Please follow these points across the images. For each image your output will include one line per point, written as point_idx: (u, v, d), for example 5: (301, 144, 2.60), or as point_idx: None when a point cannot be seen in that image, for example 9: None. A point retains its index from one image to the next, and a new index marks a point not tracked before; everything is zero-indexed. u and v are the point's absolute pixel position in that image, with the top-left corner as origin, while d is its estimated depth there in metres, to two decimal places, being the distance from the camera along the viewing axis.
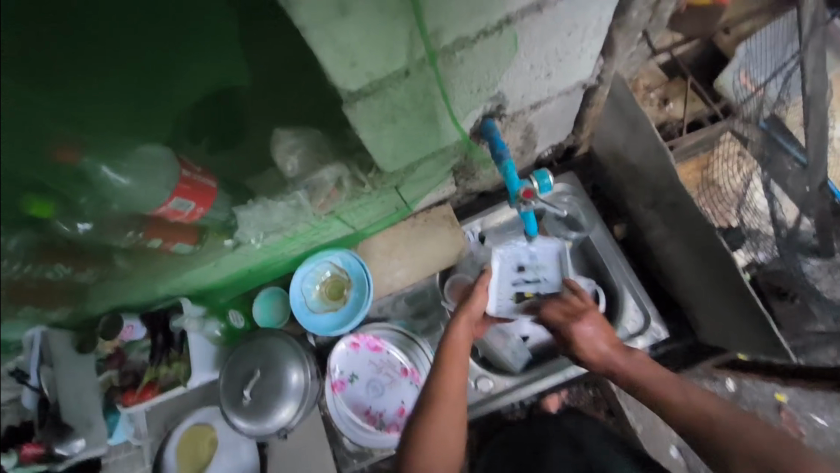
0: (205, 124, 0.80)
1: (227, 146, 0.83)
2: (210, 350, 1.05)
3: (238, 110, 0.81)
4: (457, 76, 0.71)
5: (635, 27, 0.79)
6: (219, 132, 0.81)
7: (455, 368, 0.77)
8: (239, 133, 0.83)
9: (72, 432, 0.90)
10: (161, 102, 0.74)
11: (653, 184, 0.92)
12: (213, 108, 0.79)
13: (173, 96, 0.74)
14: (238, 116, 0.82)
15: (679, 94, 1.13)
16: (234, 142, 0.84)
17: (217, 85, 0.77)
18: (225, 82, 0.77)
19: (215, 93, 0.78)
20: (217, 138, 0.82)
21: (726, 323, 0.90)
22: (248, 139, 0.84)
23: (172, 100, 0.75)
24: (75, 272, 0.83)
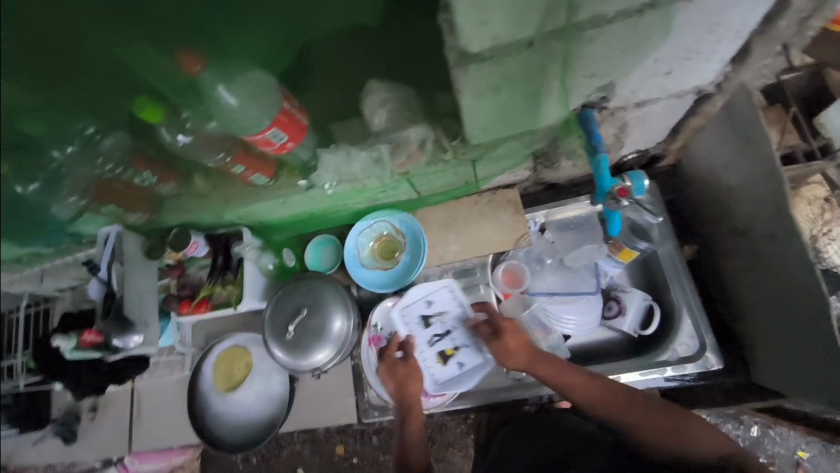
0: (286, 68, 0.82)
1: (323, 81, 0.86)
2: (259, 280, 1.08)
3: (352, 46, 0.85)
4: (579, 55, 0.67)
5: (779, 38, 0.72)
6: (297, 79, 0.85)
7: (413, 424, 0.93)
8: (310, 82, 0.86)
9: (131, 327, 0.94)
10: (247, 39, 0.76)
11: (750, 210, 0.86)
12: (293, 60, 0.83)
13: (257, 45, 0.77)
14: (314, 68, 0.86)
15: (777, 122, 1.02)
16: (302, 89, 0.86)
17: (302, 36, 0.81)
18: (314, 31, 0.82)
19: (298, 45, 0.82)
20: (293, 83, 0.85)
21: (791, 369, 0.85)
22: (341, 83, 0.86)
23: (252, 38, 0.77)
24: (159, 182, 0.89)
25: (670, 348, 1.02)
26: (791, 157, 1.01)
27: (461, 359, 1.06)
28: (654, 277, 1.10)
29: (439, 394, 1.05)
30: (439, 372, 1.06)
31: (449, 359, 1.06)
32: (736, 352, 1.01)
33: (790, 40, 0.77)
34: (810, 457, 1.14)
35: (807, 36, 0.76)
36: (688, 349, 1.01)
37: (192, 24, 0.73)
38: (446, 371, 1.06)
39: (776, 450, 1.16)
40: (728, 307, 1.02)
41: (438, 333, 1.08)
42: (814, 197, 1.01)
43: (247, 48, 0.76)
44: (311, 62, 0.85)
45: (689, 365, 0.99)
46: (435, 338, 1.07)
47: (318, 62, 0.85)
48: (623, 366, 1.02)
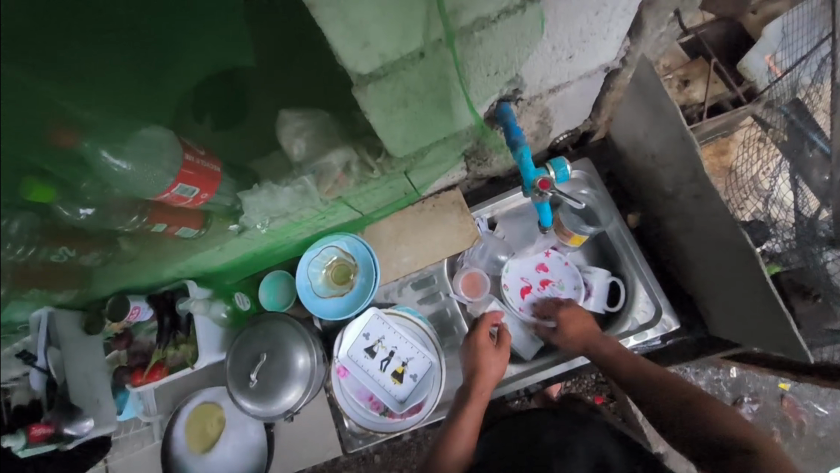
0: (212, 99, 0.81)
1: (230, 124, 0.83)
2: (215, 332, 1.05)
3: (242, 90, 0.83)
4: (475, 58, 0.66)
5: (668, 5, 0.74)
6: (225, 109, 0.82)
7: (474, 408, 0.91)
8: (243, 111, 0.83)
9: (81, 412, 0.91)
10: (159, 84, 0.75)
11: (674, 175, 0.88)
12: (220, 92, 0.82)
13: (177, 80, 0.78)
14: (243, 95, 0.83)
15: (701, 76, 1.06)
16: (237, 121, 0.83)
17: (217, 65, 0.81)
18: (233, 62, 0.81)
19: (215, 72, 0.81)
20: (225, 114, 0.82)
21: (740, 318, 0.88)
22: (251, 118, 0.84)
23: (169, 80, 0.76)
24: (79, 255, 0.79)
25: (630, 318, 1.04)
26: (719, 108, 1.05)
27: (416, 374, 1.04)
28: (605, 250, 1.12)
29: (415, 414, 1.03)
30: (397, 390, 1.05)
31: (402, 377, 1.05)
32: (691, 309, 1.05)
33: (679, 5, 0.78)
34: (793, 389, 1.21)
35: None
36: (646, 315, 1.03)
37: (118, 78, 0.69)
38: (405, 388, 1.04)
39: (758, 387, 1.22)
40: (677, 268, 1.05)
41: (385, 356, 1.06)
42: (746, 140, 1.01)
43: (166, 90, 0.76)
44: (239, 90, 0.83)
45: (649, 331, 1.02)
46: (384, 362, 1.06)
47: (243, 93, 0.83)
48: None
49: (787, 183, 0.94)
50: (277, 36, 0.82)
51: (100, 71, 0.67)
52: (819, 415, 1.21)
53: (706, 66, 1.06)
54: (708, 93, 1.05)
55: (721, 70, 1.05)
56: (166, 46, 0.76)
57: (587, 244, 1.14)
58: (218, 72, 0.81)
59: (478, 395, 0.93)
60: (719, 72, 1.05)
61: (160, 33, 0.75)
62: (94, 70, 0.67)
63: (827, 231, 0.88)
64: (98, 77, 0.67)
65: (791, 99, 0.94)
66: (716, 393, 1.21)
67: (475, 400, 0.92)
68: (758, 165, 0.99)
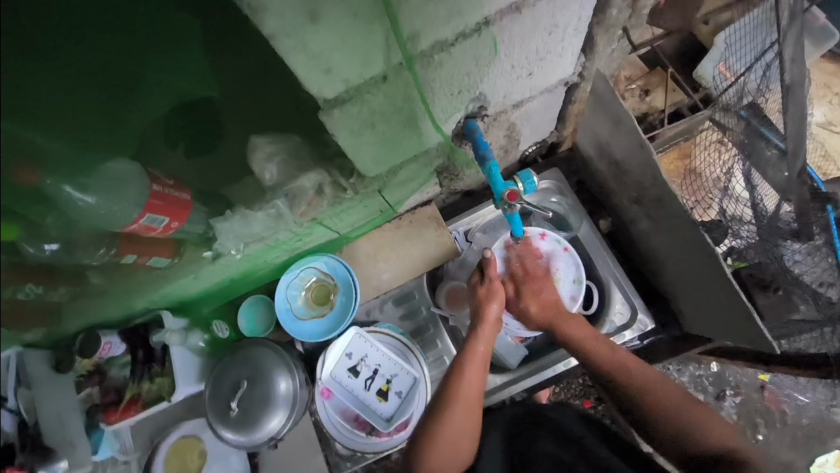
0: (183, 128, 0.79)
1: (205, 151, 0.82)
2: (193, 361, 1.04)
3: (215, 120, 0.81)
4: (438, 79, 0.69)
5: (616, 23, 0.78)
6: (196, 137, 0.80)
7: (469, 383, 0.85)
8: (215, 138, 0.82)
9: (54, 454, 0.88)
10: (126, 115, 0.70)
11: (637, 180, 0.92)
12: (189, 124, 0.79)
13: (147, 114, 0.73)
14: (213, 123, 0.81)
15: (660, 84, 1.15)
16: (210, 149, 0.82)
17: (185, 97, 0.76)
18: (200, 93, 0.78)
19: (183, 103, 0.77)
20: (194, 142, 0.80)
21: (709, 315, 0.91)
22: (223, 146, 0.83)
23: (138, 114, 0.72)
24: (47, 292, 0.77)
25: (607, 321, 1.07)
26: (678, 114, 1.13)
27: (401, 390, 1.03)
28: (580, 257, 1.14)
29: (402, 431, 1.02)
30: (383, 409, 1.03)
31: (388, 395, 1.03)
32: (665, 308, 1.08)
33: (627, 22, 0.83)
34: (771, 380, 1.25)
35: (642, 15, 0.83)
36: (623, 317, 1.06)
37: (85, 117, 0.65)
38: (390, 406, 1.03)
39: (739, 380, 1.26)
40: (648, 269, 1.08)
41: (369, 375, 1.04)
42: (706, 143, 1.08)
43: (139, 122, 0.72)
44: (211, 120, 0.81)
45: (627, 332, 1.05)
46: (369, 381, 1.04)
47: (215, 122, 0.81)
48: (568, 350, 1.10)
49: (741, 181, 0.98)
50: (248, 68, 0.79)
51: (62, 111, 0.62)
52: (799, 404, 1.25)
53: (664, 75, 1.15)
54: (668, 100, 1.13)
55: (677, 79, 1.14)
56: (132, 75, 0.70)
57: None
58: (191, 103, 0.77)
59: (473, 373, 0.85)
60: (677, 81, 1.14)
61: (120, 65, 0.68)
62: (57, 117, 0.62)
63: (791, 225, 0.87)
64: (60, 120, 0.62)
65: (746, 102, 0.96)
66: (699, 388, 1.25)
67: (472, 373, 0.85)
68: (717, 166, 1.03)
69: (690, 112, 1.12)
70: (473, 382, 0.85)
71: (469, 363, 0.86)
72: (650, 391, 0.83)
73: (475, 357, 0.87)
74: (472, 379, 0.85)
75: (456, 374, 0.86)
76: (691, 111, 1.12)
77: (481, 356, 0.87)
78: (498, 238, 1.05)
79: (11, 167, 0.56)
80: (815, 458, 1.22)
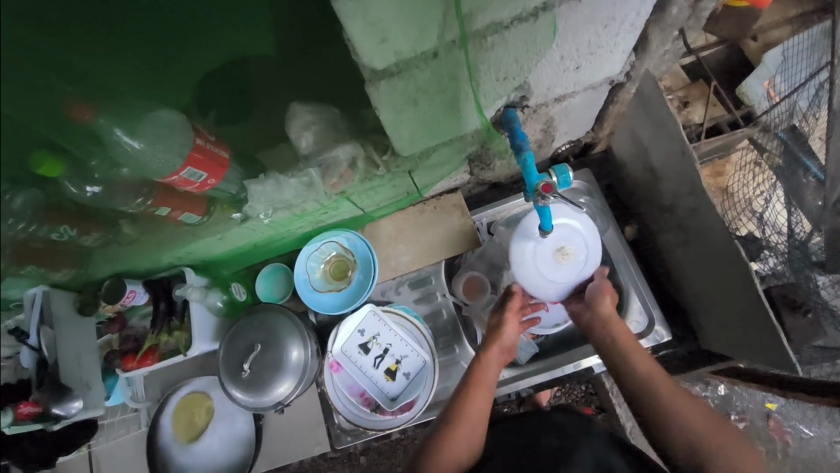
0: (220, 87, 0.84)
1: (242, 118, 0.85)
2: (209, 321, 1.05)
3: (249, 80, 0.86)
4: (486, 62, 0.68)
5: (673, 23, 0.77)
6: (232, 101, 0.85)
7: (479, 400, 0.87)
8: (247, 103, 0.86)
9: (70, 393, 0.89)
10: (174, 73, 0.81)
11: (673, 187, 0.90)
12: (227, 82, 0.85)
13: (190, 64, 0.82)
14: (249, 89, 0.86)
15: (701, 98, 1.08)
16: (243, 117, 0.85)
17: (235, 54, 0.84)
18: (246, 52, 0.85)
19: (226, 61, 0.84)
20: (229, 103, 0.85)
21: (730, 332, 0.90)
22: (258, 111, 0.86)
23: (190, 63, 0.82)
24: (80, 236, 0.80)
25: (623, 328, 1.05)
26: (717, 129, 1.07)
27: (409, 371, 1.04)
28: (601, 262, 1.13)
29: (407, 412, 1.02)
30: (389, 388, 1.04)
31: (395, 375, 1.05)
32: (683, 322, 1.06)
33: (684, 24, 0.81)
34: (778, 409, 1.22)
35: (700, 17, 0.82)
36: (639, 326, 1.04)
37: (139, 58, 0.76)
38: (397, 385, 1.04)
39: (745, 406, 1.23)
40: (671, 281, 1.06)
41: (379, 354, 1.06)
42: (742, 162, 1.05)
43: (183, 69, 0.81)
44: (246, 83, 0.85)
45: (642, 342, 1.03)
46: (378, 359, 1.05)
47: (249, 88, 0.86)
48: (579, 353, 1.09)
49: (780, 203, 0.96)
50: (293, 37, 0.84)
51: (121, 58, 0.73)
52: (804, 437, 1.21)
53: (707, 88, 1.09)
54: (707, 114, 1.07)
55: (720, 94, 1.08)
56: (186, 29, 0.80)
57: None
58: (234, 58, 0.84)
59: (482, 392, 0.88)
60: (719, 95, 1.08)
61: (179, 15, 0.78)
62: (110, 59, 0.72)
63: (818, 254, 0.89)
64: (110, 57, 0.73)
65: (788, 125, 0.96)
66: None
67: (480, 393, 0.88)
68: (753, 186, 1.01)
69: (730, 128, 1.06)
70: (477, 405, 0.87)
71: (474, 387, 0.88)
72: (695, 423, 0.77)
73: (482, 381, 0.89)
74: (475, 400, 0.87)
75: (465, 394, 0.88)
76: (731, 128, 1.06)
77: (485, 384, 0.89)
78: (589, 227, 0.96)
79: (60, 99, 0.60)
80: None
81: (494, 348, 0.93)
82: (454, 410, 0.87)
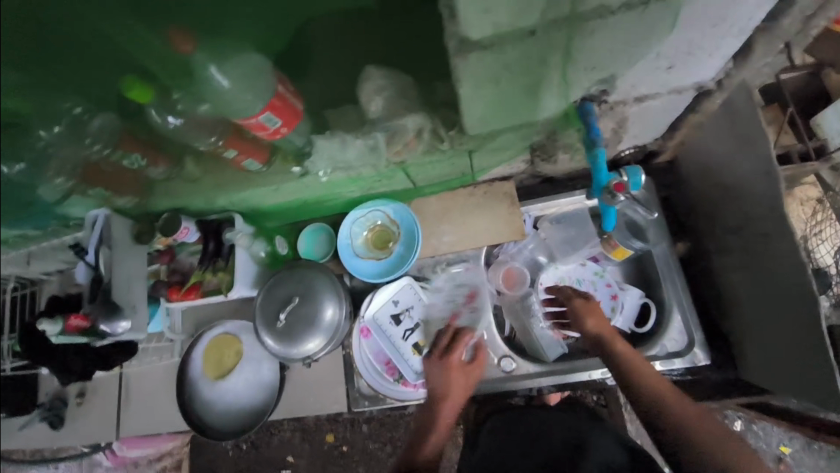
0: (285, 51, 0.83)
1: (299, 75, 0.86)
2: (252, 268, 1.08)
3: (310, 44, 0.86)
4: (581, 47, 0.66)
5: (784, 35, 0.72)
6: (295, 61, 0.85)
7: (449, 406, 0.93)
8: (309, 65, 0.87)
9: (119, 313, 0.93)
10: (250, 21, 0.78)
11: (744, 209, 0.86)
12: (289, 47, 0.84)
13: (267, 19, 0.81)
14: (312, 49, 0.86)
15: (773, 122, 1.03)
16: (302, 73, 0.86)
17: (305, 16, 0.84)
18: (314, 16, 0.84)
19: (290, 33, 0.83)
20: (290, 65, 0.85)
21: (778, 367, 0.86)
22: (325, 69, 0.87)
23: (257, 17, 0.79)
24: (147, 166, 0.87)
25: (659, 343, 1.03)
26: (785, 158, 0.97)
27: (438, 347, 1.05)
28: (648, 274, 1.11)
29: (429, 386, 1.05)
30: (416, 362, 1.06)
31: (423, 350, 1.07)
32: (722, 348, 1.03)
33: (793, 37, 0.76)
34: (792, 453, 1.16)
35: (811, 34, 0.76)
36: (676, 345, 1.02)
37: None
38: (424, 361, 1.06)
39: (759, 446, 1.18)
40: (718, 305, 1.03)
41: (409, 327, 1.09)
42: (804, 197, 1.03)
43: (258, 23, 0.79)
44: (308, 49, 0.85)
45: (677, 360, 1.00)
46: (408, 332, 1.08)
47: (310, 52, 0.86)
48: None
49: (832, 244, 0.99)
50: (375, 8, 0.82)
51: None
52: None
53: (780, 115, 1.02)
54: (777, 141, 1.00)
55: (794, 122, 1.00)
56: None
57: (628, 263, 1.13)
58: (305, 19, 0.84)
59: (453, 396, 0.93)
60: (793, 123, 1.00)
61: None
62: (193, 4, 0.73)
63: None
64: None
65: None
66: None
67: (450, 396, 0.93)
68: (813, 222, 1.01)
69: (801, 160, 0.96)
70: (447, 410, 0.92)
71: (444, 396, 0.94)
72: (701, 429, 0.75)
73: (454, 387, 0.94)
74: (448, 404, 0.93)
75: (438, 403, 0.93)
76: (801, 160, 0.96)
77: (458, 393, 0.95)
78: (610, 285, 1.11)
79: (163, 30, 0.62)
80: None
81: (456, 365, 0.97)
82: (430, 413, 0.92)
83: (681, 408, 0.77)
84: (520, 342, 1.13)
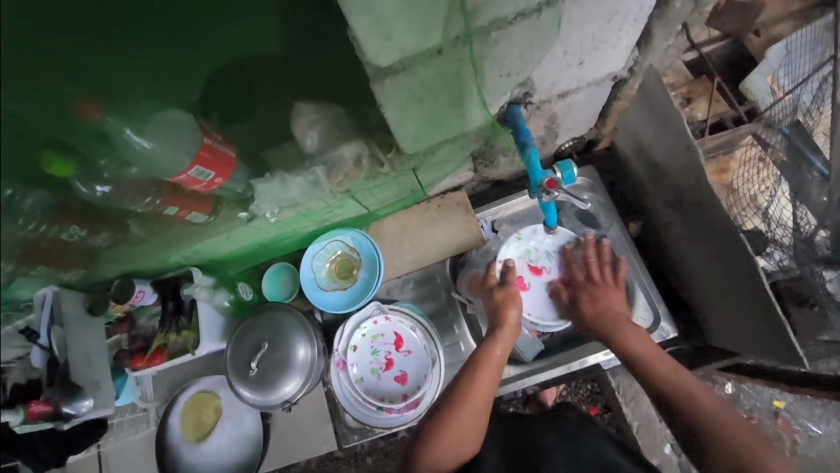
0: (219, 92, 0.82)
1: (237, 120, 0.84)
2: (217, 320, 1.06)
3: (251, 83, 0.84)
4: (490, 58, 0.69)
5: (678, 18, 0.77)
6: (233, 104, 0.84)
7: (487, 378, 0.88)
8: (253, 106, 0.85)
9: (81, 392, 0.90)
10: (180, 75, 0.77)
11: (678, 183, 0.90)
12: (226, 85, 0.83)
13: (195, 64, 0.79)
14: (252, 90, 0.85)
15: (704, 94, 1.07)
16: (245, 115, 0.85)
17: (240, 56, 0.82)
18: (251, 54, 0.82)
19: (219, 73, 0.82)
20: (228, 110, 0.83)
21: (740, 327, 0.89)
22: (263, 109, 0.86)
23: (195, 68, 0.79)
24: (89, 235, 0.81)
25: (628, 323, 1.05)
26: (721, 125, 1.06)
27: (405, 370, 1.06)
28: None
29: (412, 410, 1.02)
30: (397, 386, 1.05)
31: (401, 374, 1.06)
32: (689, 317, 1.07)
33: (688, 18, 0.81)
34: (786, 406, 1.19)
35: (704, 12, 0.82)
36: (645, 322, 1.04)
37: (146, 56, 0.73)
38: (404, 385, 1.05)
39: (753, 404, 1.21)
40: (677, 276, 1.06)
41: (379, 352, 1.07)
42: (745, 159, 1.02)
43: (192, 69, 0.79)
44: (248, 84, 0.84)
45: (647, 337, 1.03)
46: (380, 356, 1.07)
47: (252, 89, 0.84)
48: (585, 348, 1.08)
49: (783, 199, 0.96)
50: (292, 25, 0.82)
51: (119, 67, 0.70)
52: (812, 434, 1.19)
53: (710, 85, 1.07)
54: (710, 110, 1.05)
55: (724, 90, 1.06)
56: (189, 39, 0.77)
57: None
58: (237, 60, 0.82)
59: (489, 369, 0.89)
60: (722, 91, 1.06)
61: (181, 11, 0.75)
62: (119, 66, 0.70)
63: (825, 251, 0.91)
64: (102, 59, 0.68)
65: (793, 119, 0.96)
66: None
67: (485, 370, 0.89)
68: (758, 184, 0.99)
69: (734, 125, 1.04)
70: (484, 381, 0.87)
71: (481, 366, 0.89)
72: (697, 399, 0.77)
73: (486, 364, 0.90)
74: (482, 379, 0.87)
75: (468, 377, 0.89)
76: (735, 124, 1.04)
77: (482, 398, 0.86)
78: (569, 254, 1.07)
79: (73, 98, 0.61)
80: None
81: (500, 334, 0.94)
82: (460, 389, 0.87)
83: (689, 391, 0.78)
84: None
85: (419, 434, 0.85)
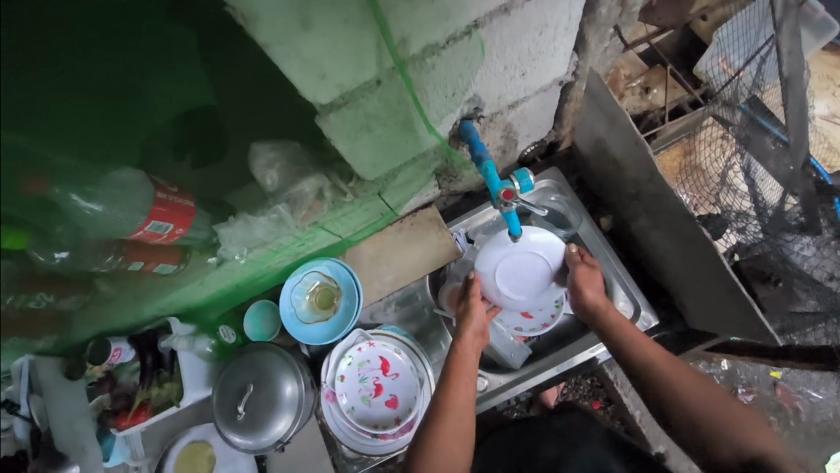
0: (189, 138, 0.78)
1: (209, 161, 0.82)
2: (200, 367, 1.05)
3: (220, 127, 0.80)
4: (430, 82, 0.70)
5: (606, 21, 0.81)
6: (204, 145, 0.80)
7: (462, 383, 0.87)
8: (221, 148, 0.82)
9: (66, 459, 0.88)
10: (126, 135, 0.71)
11: (634, 176, 0.92)
12: (190, 128, 0.78)
13: (154, 125, 0.74)
14: (220, 134, 0.81)
15: (661, 81, 1.12)
16: (217, 157, 0.83)
17: (185, 106, 0.75)
18: (196, 102, 0.75)
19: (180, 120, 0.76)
20: (200, 154, 0.80)
21: (715, 310, 0.90)
22: (231, 153, 0.83)
23: (144, 119, 0.72)
24: (58, 299, 0.72)
25: None
26: (679, 110, 1.11)
27: (395, 393, 1.06)
28: None
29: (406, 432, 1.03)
30: (388, 410, 1.06)
31: (391, 397, 1.06)
32: (669, 303, 1.09)
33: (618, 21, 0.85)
34: (784, 376, 1.20)
35: (633, 13, 0.85)
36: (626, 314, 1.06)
37: (89, 118, 0.65)
38: (396, 408, 1.05)
39: (750, 378, 1.22)
40: (651, 265, 1.08)
41: (365, 377, 1.07)
42: (710, 139, 0.99)
43: (146, 126, 0.73)
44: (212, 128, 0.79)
45: None
46: (366, 382, 1.07)
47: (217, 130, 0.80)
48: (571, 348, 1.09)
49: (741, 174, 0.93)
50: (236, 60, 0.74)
51: (72, 130, 0.63)
52: (813, 401, 1.20)
53: (664, 72, 1.13)
54: (668, 97, 1.11)
55: (678, 75, 1.12)
56: (131, 96, 0.69)
57: None
58: (189, 112, 0.76)
59: (464, 378, 0.88)
60: (677, 77, 1.12)
61: (125, 62, 0.66)
62: (60, 137, 0.61)
63: (798, 220, 0.84)
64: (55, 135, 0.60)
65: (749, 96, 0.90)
66: None
67: (461, 374, 0.88)
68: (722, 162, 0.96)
69: (691, 108, 1.10)
70: (461, 392, 0.86)
71: (457, 372, 0.88)
72: (677, 377, 0.80)
73: (463, 370, 0.89)
74: (459, 387, 0.86)
75: (446, 383, 0.87)
76: (692, 108, 1.10)
77: (460, 408, 0.84)
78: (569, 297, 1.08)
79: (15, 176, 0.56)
80: (832, 456, 1.17)
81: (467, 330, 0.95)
82: (442, 396, 0.85)
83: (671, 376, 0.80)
84: (488, 356, 1.15)
85: (410, 453, 0.82)
